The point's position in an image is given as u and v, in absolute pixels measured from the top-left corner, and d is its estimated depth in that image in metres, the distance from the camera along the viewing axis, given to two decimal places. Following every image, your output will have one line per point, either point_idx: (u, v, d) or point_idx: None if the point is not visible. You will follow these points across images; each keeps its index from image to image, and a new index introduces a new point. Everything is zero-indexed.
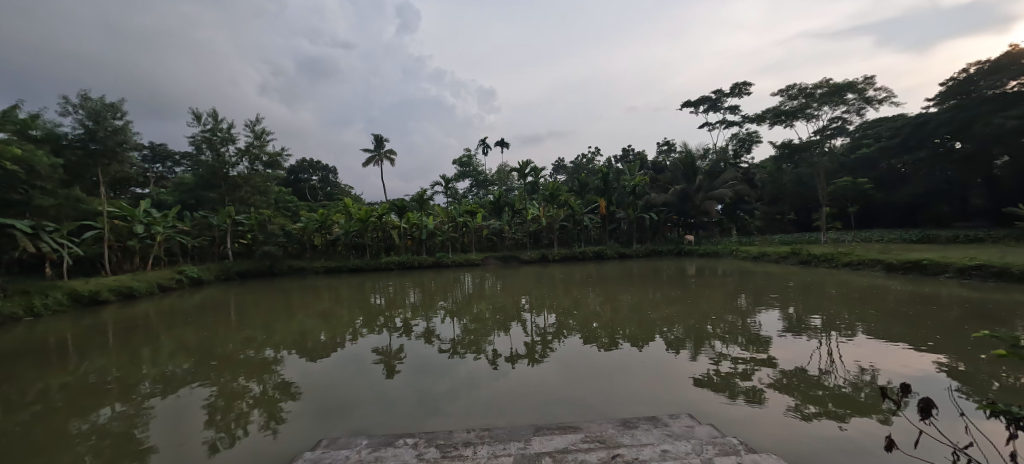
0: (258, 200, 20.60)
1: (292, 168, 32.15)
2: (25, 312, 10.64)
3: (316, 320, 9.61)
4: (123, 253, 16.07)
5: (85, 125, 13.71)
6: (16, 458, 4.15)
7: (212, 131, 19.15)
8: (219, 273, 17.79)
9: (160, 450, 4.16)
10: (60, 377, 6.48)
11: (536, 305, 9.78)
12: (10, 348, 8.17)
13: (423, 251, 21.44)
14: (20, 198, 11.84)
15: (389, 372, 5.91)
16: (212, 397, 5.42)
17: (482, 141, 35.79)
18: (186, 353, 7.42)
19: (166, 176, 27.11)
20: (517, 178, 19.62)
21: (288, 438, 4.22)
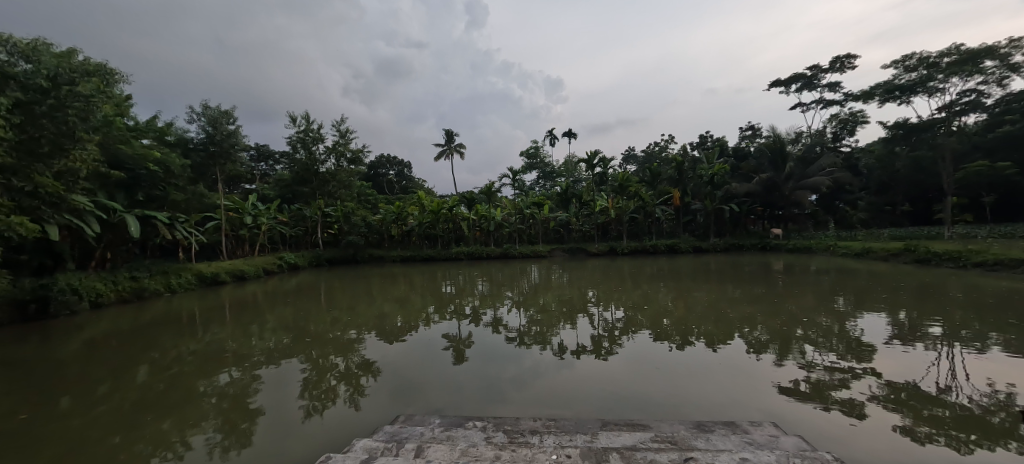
0: (343, 194, 22.27)
1: (372, 164, 34.34)
2: (164, 290, 12.46)
3: (393, 305, 10.23)
4: (235, 241, 18.22)
5: (206, 130, 15.68)
6: (159, 408, 4.92)
7: (305, 131, 20.97)
8: (311, 260, 19.60)
9: (265, 413, 4.65)
10: (189, 345, 7.50)
11: (604, 299, 9.54)
12: (155, 318, 9.69)
13: (491, 242, 21.84)
14: (161, 194, 13.91)
15: (458, 357, 6.08)
16: (305, 369, 5.98)
17: (550, 132, 35.49)
18: (285, 330, 8.28)
19: (267, 174, 30.15)
20: (586, 169, 19.20)
21: (369, 412, 4.49)
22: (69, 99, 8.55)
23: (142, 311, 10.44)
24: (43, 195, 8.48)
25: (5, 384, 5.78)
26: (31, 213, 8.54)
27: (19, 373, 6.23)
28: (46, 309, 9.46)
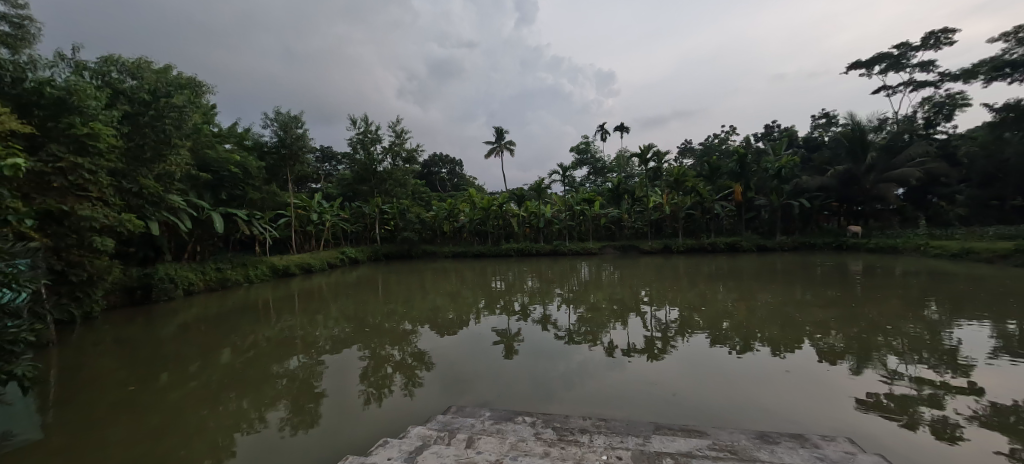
0: (399, 192, 23.11)
1: (426, 163, 35.37)
2: (243, 281, 13.60)
3: (445, 299, 10.47)
4: (303, 236, 19.53)
5: (278, 134, 16.86)
6: (239, 386, 5.34)
7: (364, 133, 21.95)
8: (370, 255, 20.56)
9: (329, 396, 4.91)
10: (264, 331, 8.12)
11: (657, 298, 9.19)
12: (235, 305, 10.61)
13: (541, 239, 21.77)
14: (240, 194, 15.17)
15: (509, 352, 6.09)
16: (365, 358, 6.25)
17: (601, 127, 34.70)
18: (346, 320, 8.72)
19: (331, 174, 31.97)
20: (639, 164, 18.54)
21: (422, 401, 4.61)
22: (167, 109, 9.49)
23: (224, 299, 11.46)
24: (147, 195, 9.41)
25: (117, 359, 6.56)
26: (138, 211, 9.50)
27: (127, 349, 7.04)
28: (148, 295, 10.61)
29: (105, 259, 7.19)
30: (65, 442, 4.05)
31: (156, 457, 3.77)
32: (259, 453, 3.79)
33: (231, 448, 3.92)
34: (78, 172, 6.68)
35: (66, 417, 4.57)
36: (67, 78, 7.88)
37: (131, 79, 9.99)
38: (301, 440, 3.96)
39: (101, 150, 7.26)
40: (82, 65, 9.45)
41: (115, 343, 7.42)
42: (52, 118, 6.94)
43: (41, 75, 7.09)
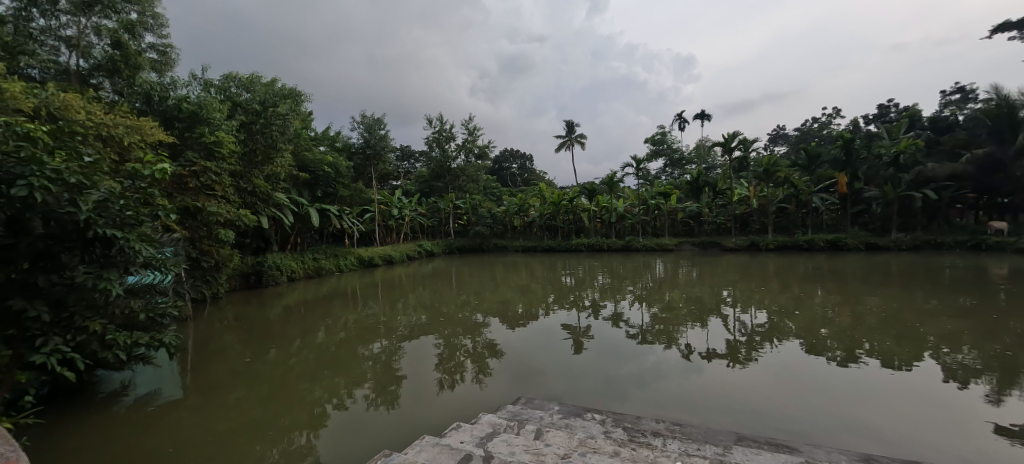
0: (472, 187, 23.73)
1: (497, 158, 35.98)
2: (335, 270, 14.84)
3: (515, 292, 10.57)
4: (386, 230, 20.83)
5: (363, 136, 18.11)
6: (331, 364, 5.82)
7: (439, 131, 22.80)
8: (445, 248, 21.40)
9: (407, 379, 5.15)
10: (351, 315, 8.78)
11: (742, 299, 8.47)
12: (328, 291, 11.63)
13: (613, 234, 21.17)
14: (333, 191, 16.53)
15: (578, 348, 5.96)
16: (439, 345, 6.49)
17: (680, 116, 32.80)
18: (423, 309, 9.15)
19: (409, 171, 33.76)
20: (722, 154, 17.19)
21: (492, 390, 4.67)
22: (274, 117, 10.66)
23: (319, 285, 12.60)
24: (259, 193, 10.62)
25: (234, 334, 7.47)
26: (252, 207, 10.78)
27: (242, 326, 8.00)
28: (260, 280, 11.97)
29: (229, 249, 8.10)
30: (192, 401, 4.68)
31: (261, 422, 4.18)
32: (346, 425, 4.08)
33: (324, 420, 4.25)
34: (207, 174, 7.76)
35: (198, 380, 5.30)
36: (198, 96, 9.21)
37: (243, 92, 11.30)
38: (381, 417, 4.19)
39: (224, 155, 8.33)
40: (209, 82, 10.92)
41: (234, 320, 8.48)
42: (188, 129, 8.33)
43: (180, 95, 8.39)
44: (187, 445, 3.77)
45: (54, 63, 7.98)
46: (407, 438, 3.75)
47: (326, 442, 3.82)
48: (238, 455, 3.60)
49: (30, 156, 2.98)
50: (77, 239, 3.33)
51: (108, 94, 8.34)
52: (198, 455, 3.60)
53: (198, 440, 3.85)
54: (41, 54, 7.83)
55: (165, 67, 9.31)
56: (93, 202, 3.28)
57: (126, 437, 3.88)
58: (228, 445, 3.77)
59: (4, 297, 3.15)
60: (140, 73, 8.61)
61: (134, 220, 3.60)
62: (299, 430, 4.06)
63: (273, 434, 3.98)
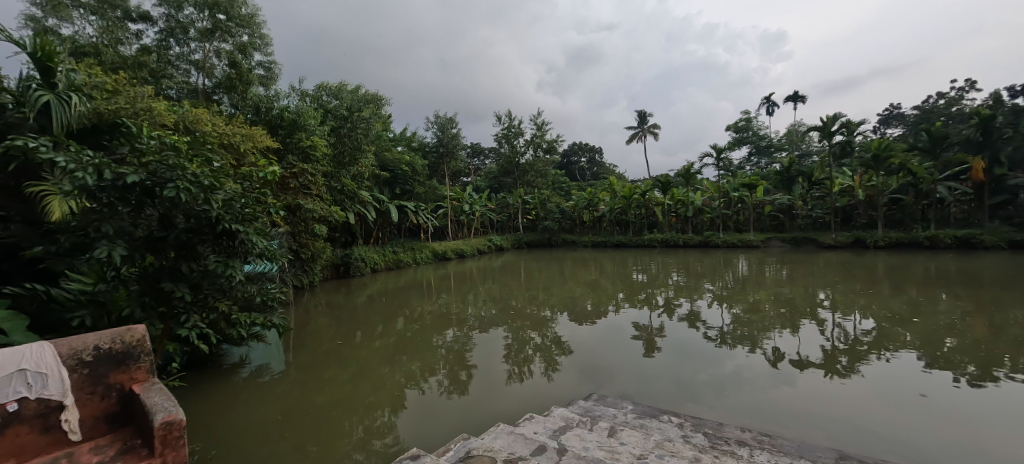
0: (540, 182, 23.74)
1: (566, 152, 35.56)
2: (412, 263, 15.71)
3: (584, 288, 10.44)
4: (458, 225, 21.58)
5: (437, 135, 18.85)
6: (410, 350, 6.18)
7: (508, 128, 23.03)
8: (514, 243, 21.72)
9: (477, 369, 5.30)
10: (427, 306, 9.25)
11: (843, 303, 7.61)
12: (405, 283, 12.36)
13: (689, 229, 20.05)
14: (410, 188, 17.43)
15: (650, 348, 5.73)
16: (508, 338, 6.60)
17: (768, 99, 30.00)
18: (492, 301, 9.37)
19: (479, 168, 34.60)
20: (820, 140, 15.46)
21: (560, 386, 4.65)
22: (359, 121, 11.48)
23: (398, 277, 13.42)
24: (347, 192, 11.52)
25: (326, 319, 8.22)
26: (341, 204, 11.72)
27: (332, 312, 8.78)
28: (347, 270, 13.03)
29: (323, 242, 8.88)
30: (292, 376, 5.23)
31: (350, 400, 4.56)
32: (423, 409, 4.30)
33: (404, 402, 4.52)
34: (304, 175, 8.60)
35: (297, 358, 5.91)
36: (295, 105, 10.19)
37: (332, 99, 12.27)
38: (455, 404, 4.36)
39: (318, 158, 9.15)
40: (304, 92, 12.02)
41: (325, 307, 9.33)
42: (288, 135, 9.28)
43: (282, 105, 9.35)
44: (290, 414, 4.22)
45: (185, 83, 9.29)
46: (480, 426, 3.87)
47: (405, 423, 4.05)
48: (331, 428, 3.96)
49: (176, 163, 3.51)
50: (209, 233, 3.83)
51: (226, 108, 9.62)
52: (298, 425, 4.02)
53: (300, 411, 4.29)
54: (176, 76, 9.15)
55: (270, 81, 10.41)
56: (221, 200, 3.77)
57: (241, 403, 4.43)
58: (322, 418, 4.16)
59: (157, 279, 3.79)
60: (251, 88, 9.73)
61: (252, 217, 4.08)
62: (382, 410, 4.36)
63: (360, 411, 4.32)
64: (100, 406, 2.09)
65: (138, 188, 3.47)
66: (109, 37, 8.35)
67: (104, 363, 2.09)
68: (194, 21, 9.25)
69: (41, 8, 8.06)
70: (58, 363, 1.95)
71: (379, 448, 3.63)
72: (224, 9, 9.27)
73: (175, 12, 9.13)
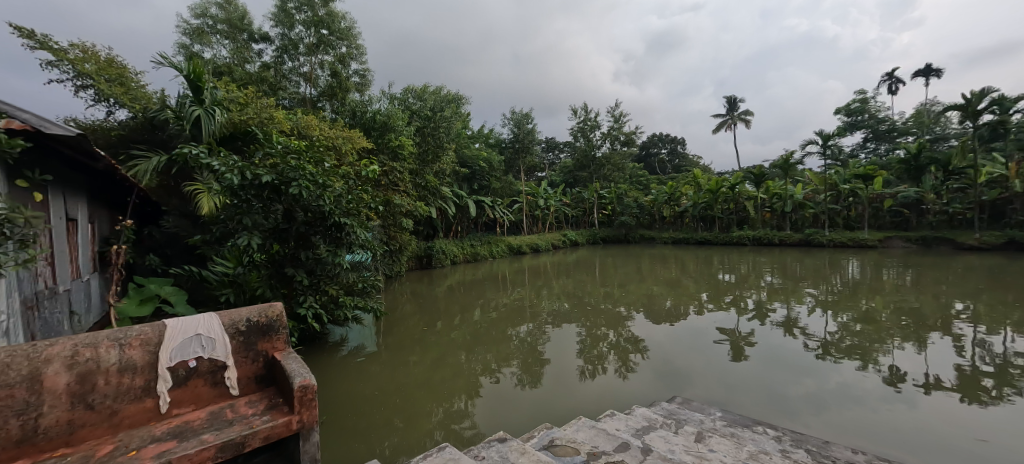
0: (617, 176, 23.03)
1: (645, 144, 34.06)
2: (489, 256, 16.18)
3: (664, 287, 10.01)
4: (533, 220, 21.74)
5: (513, 131, 19.08)
6: (490, 340, 6.40)
7: (584, 121, 22.58)
8: (589, 238, 21.45)
9: (550, 363, 5.31)
10: (502, 298, 9.49)
11: (986, 316, 6.46)
12: (482, 275, 12.78)
13: (787, 226, 18.20)
14: (487, 184, 17.91)
15: (737, 354, 5.34)
16: (581, 334, 6.52)
17: (890, 75, 26.05)
18: (566, 296, 9.37)
19: (554, 162, 34.44)
20: (959, 122, 13.13)
21: (637, 386, 4.51)
22: (441, 120, 12.06)
23: (475, 269, 13.92)
24: (429, 188, 12.18)
25: (410, 306, 8.79)
26: (425, 199, 12.41)
27: (415, 301, 9.36)
28: (430, 262, 13.78)
29: (409, 235, 9.49)
30: (380, 357, 5.67)
31: (433, 383, 4.85)
32: (498, 397, 4.41)
33: (479, 389, 4.68)
34: (393, 173, 9.26)
35: (387, 341, 6.41)
36: (385, 109, 10.98)
37: (417, 101, 12.97)
38: (529, 396, 4.42)
39: (405, 157, 9.76)
40: (393, 96, 12.85)
41: (410, 295, 9.98)
42: (380, 136, 10.02)
43: (374, 109, 10.11)
44: (380, 392, 4.58)
45: (296, 94, 10.43)
46: (555, 420, 3.87)
47: (481, 409, 4.20)
48: (415, 409, 4.22)
49: (299, 164, 4.01)
50: (322, 226, 4.32)
51: (327, 114, 10.61)
52: (386, 402, 4.34)
53: (388, 390, 4.63)
54: (289, 88, 10.31)
55: (364, 87, 11.31)
56: (332, 196, 4.23)
57: (338, 378, 4.90)
58: (407, 398, 4.45)
59: (282, 265, 4.36)
60: (348, 94, 10.64)
61: (356, 211, 4.53)
62: (460, 395, 4.56)
63: (440, 394, 4.55)
64: (251, 368, 2.42)
65: (269, 187, 4.02)
66: (238, 57, 9.65)
67: (253, 333, 2.44)
68: (303, 37, 10.35)
69: (189, 36, 9.55)
70: (220, 330, 2.33)
71: (458, 431, 3.79)
72: (327, 25, 10.27)
73: (288, 30, 10.29)
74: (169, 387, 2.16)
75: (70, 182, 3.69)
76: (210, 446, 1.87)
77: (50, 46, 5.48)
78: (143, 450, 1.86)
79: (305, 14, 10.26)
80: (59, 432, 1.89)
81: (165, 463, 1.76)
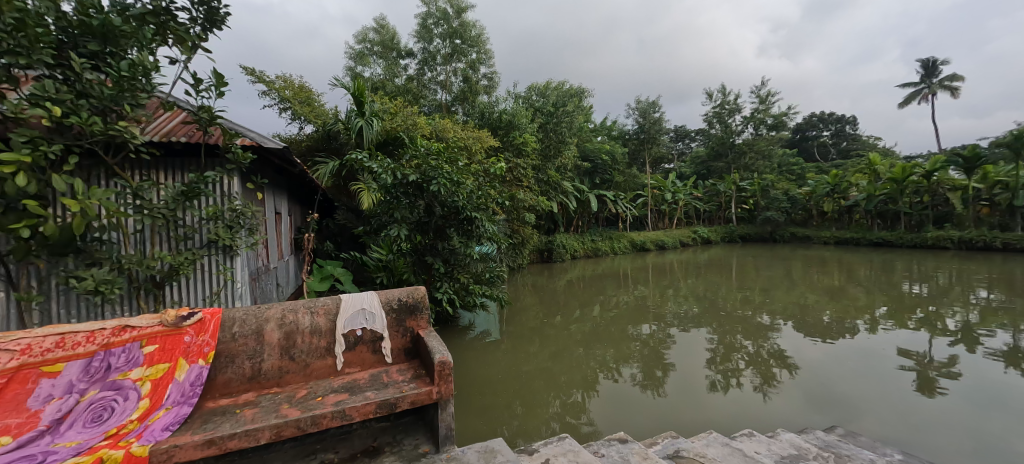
0: (762, 166, 20.34)
1: (799, 127, 29.54)
2: (610, 252, 15.85)
3: (822, 296, 8.60)
4: (659, 215, 20.53)
5: (638, 121, 18.16)
6: (610, 338, 6.31)
7: (721, 105, 20.28)
8: (725, 235, 19.54)
9: (675, 369, 5.01)
10: (624, 296, 9.24)
11: None
12: (604, 271, 12.56)
13: (1013, 225, 13.91)
14: (610, 178, 17.49)
15: (925, 387, 4.34)
16: (713, 341, 5.98)
17: None
18: (696, 299, 8.69)
19: (684, 152, 31.94)
20: None
21: (779, 408, 4.00)
22: (563, 116, 12.15)
23: (597, 265, 13.74)
24: (551, 182, 12.39)
25: (532, 298, 9.11)
26: (546, 194, 12.64)
27: (537, 293, 9.67)
28: (551, 255, 14.07)
29: (532, 229, 9.80)
30: (502, 344, 6.04)
31: (551, 375, 4.99)
32: (618, 398, 4.34)
33: (597, 386, 4.66)
34: (517, 169, 9.66)
35: (510, 329, 6.77)
36: (511, 107, 11.47)
37: (541, 98, 13.23)
38: (652, 400, 4.25)
39: (528, 153, 10.07)
40: (517, 95, 13.34)
41: (531, 287, 10.35)
42: (505, 134, 10.48)
43: (500, 109, 10.63)
44: (503, 377, 4.89)
45: (434, 100, 11.54)
46: (678, 430, 3.68)
47: (597, 406, 4.19)
48: (533, 397, 4.40)
49: (438, 165, 4.50)
50: (456, 219, 4.77)
51: (460, 116, 11.47)
52: (508, 387, 4.61)
53: (509, 376, 4.91)
54: (429, 96, 11.46)
55: (492, 89, 11.96)
56: (465, 192, 4.63)
57: (467, 359, 5.36)
58: (526, 386, 4.66)
59: (423, 254, 4.92)
60: (477, 96, 11.34)
61: (485, 206, 4.88)
62: (577, 390, 4.60)
63: (558, 387, 4.66)
64: (401, 341, 2.82)
65: (414, 185, 4.59)
66: (389, 73, 11.07)
67: (403, 312, 2.84)
68: (440, 48, 11.41)
69: (353, 58, 11.26)
70: (379, 306, 2.77)
71: (574, 425, 3.84)
72: (460, 35, 11.18)
73: (428, 44, 11.43)
74: (343, 349, 2.64)
75: (277, 184, 4.72)
76: (371, 402, 2.26)
77: (262, 78, 7.02)
78: (325, 398, 2.32)
79: (442, 27, 11.31)
80: (273, 374, 2.49)
81: (342, 411, 2.19)
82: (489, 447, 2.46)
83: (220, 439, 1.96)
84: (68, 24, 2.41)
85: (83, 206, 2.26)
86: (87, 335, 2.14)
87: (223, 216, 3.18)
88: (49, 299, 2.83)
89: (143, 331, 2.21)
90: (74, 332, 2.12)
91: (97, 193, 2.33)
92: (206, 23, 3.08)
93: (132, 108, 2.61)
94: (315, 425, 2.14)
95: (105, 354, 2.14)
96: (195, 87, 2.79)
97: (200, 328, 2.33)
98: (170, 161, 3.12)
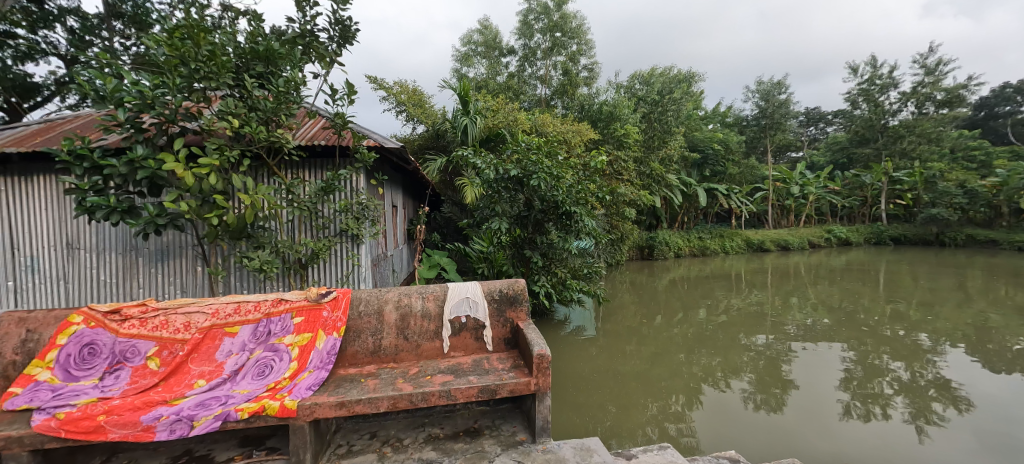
0: (927, 152, 16.73)
1: (984, 102, 24.05)
2: (721, 251, 14.60)
3: (1011, 316, 6.88)
4: (783, 211, 18.26)
5: (759, 105, 16.25)
6: (719, 345, 5.84)
7: (870, 80, 17.01)
8: (869, 236, 16.72)
9: (799, 387, 4.46)
10: (736, 300, 8.46)
11: None
12: (714, 272, 11.60)
13: None
14: (723, 170, 16.02)
15: None
16: (849, 360, 5.18)
17: None
18: (828, 309, 7.59)
19: (818, 138, 27.84)
20: None
21: (939, 449, 3.34)
22: (670, 103, 11.41)
23: (706, 265, 12.74)
24: (654, 176, 11.77)
25: (632, 296, 8.81)
26: (649, 187, 12.04)
27: (636, 291, 9.32)
28: (652, 253, 13.43)
29: (632, 225, 9.43)
30: (598, 341, 5.95)
31: (650, 378, 4.78)
32: (727, 412, 4.00)
33: (701, 396, 4.36)
34: (617, 162, 9.35)
35: (608, 327, 6.63)
36: (612, 98, 11.10)
37: (644, 86, 12.62)
38: (768, 419, 3.84)
39: (630, 144, 9.68)
40: (619, 85, 12.87)
41: (630, 285, 10.02)
42: (606, 127, 10.20)
43: (601, 100, 10.35)
44: (598, 375, 4.83)
45: (534, 95, 11.68)
46: (798, 458, 3.30)
47: (701, 418, 3.93)
48: (629, 399, 4.28)
49: (538, 159, 4.58)
50: (554, 214, 4.83)
51: (560, 110, 11.45)
52: (602, 386, 4.56)
53: (605, 374, 4.84)
54: (529, 92, 11.65)
55: (592, 80, 11.72)
56: (565, 186, 4.67)
57: (563, 353, 5.41)
58: (622, 386, 4.56)
59: (522, 247, 5.05)
60: (577, 89, 11.17)
61: (584, 200, 4.86)
62: (678, 397, 4.36)
63: (657, 391, 4.46)
64: (501, 331, 2.94)
65: (515, 180, 4.75)
66: (491, 71, 11.50)
67: (503, 302, 2.97)
68: (540, 44, 11.52)
69: (459, 60, 11.90)
70: (481, 296, 2.94)
71: (674, 434, 3.65)
72: (561, 28, 11.19)
73: (529, 40, 11.60)
74: (448, 334, 2.85)
75: (395, 180, 5.23)
76: (474, 386, 2.41)
77: (382, 84, 7.79)
78: (434, 377, 2.54)
79: (543, 22, 11.41)
80: (390, 351, 2.78)
81: (448, 391, 2.38)
82: (585, 446, 2.46)
83: (350, 402, 2.26)
84: (242, 51, 2.95)
85: (253, 200, 2.79)
86: (255, 304, 2.64)
87: (352, 209, 3.64)
88: (229, 274, 3.56)
89: (293, 304, 2.66)
90: (247, 301, 2.62)
91: (262, 189, 2.85)
92: (340, 41, 3.52)
93: (287, 119, 3.11)
94: (424, 401, 2.35)
95: (267, 321, 2.62)
96: (333, 96, 3.24)
97: (334, 304, 2.72)
98: (312, 162, 3.63)
